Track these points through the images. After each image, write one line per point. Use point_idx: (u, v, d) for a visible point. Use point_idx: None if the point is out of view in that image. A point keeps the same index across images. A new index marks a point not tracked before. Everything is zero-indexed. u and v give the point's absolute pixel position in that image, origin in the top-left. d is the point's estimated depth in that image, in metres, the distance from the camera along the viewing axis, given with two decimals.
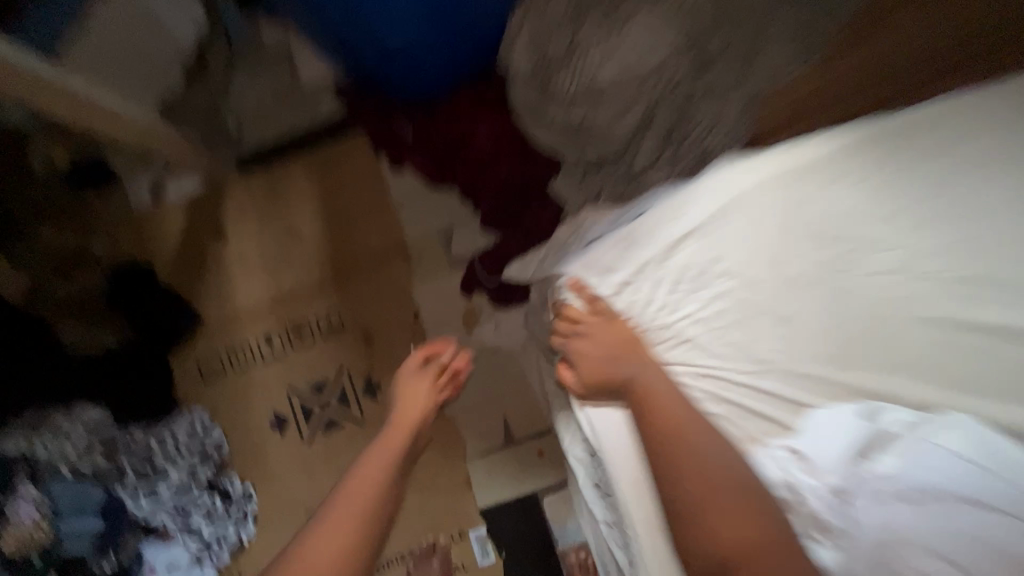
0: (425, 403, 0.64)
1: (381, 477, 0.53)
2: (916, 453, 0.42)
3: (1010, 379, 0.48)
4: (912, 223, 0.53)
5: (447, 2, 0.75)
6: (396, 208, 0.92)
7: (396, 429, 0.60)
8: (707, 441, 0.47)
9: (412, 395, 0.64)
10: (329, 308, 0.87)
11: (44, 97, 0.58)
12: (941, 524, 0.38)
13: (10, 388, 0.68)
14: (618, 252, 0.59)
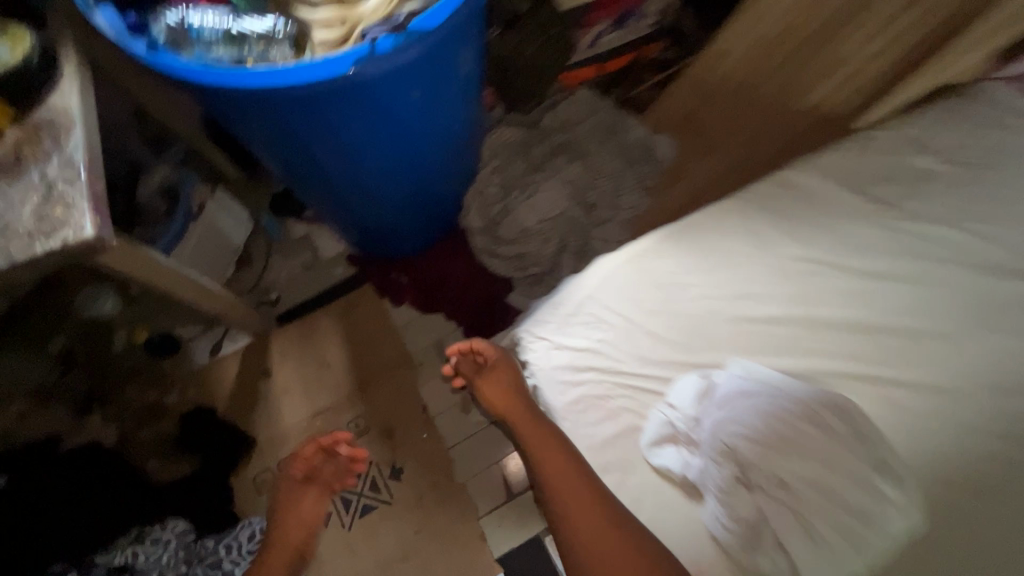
0: (315, 515, 0.82)
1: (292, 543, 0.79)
2: (727, 382, 0.66)
3: (799, 351, 0.70)
4: (734, 278, 0.74)
5: (425, 188, 0.97)
6: (399, 329, 1.12)
7: (279, 542, 0.79)
8: (578, 495, 0.63)
9: (303, 508, 0.82)
10: (355, 414, 1.06)
11: (174, 285, 0.84)
12: (751, 414, 0.64)
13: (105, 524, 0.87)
14: (541, 323, 0.74)
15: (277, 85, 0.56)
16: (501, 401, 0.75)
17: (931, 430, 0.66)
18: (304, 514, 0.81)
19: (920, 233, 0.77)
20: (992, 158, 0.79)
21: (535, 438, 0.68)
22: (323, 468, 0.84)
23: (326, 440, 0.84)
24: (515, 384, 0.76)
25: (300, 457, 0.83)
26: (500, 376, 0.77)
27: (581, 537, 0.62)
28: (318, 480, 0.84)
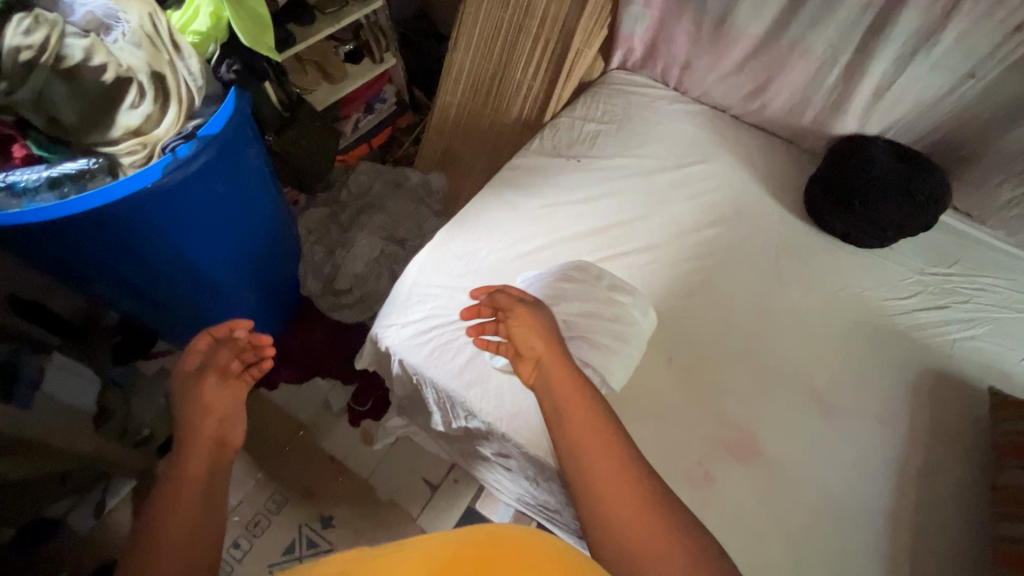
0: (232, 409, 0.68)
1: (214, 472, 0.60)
2: None
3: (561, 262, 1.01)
4: (504, 235, 1.04)
5: (263, 269, 1.13)
6: (282, 406, 1.21)
7: (196, 446, 0.62)
8: (608, 463, 0.61)
9: (210, 400, 0.67)
10: (268, 493, 1.11)
11: None
12: None
13: None
14: (386, 315, 0.95)
15: (100, 203, 0.72)
16: (536, 338, 0.74)
17: (654, 273, 1.00)
18: (210, 400, 0.67)
19: (604, 168, 1.16)
20: (623, 115, 1.25)
21: (581, 412, 0.66)
22: (216, 354, 0.71)
23: (222, 330, 0.73)
24: (544, 334, 0.75)
25: (193, 348, 0.70)
26: (528, 316, 0.76)
27: (608, 500, 0.59)
28: (213, 365, 0.70)
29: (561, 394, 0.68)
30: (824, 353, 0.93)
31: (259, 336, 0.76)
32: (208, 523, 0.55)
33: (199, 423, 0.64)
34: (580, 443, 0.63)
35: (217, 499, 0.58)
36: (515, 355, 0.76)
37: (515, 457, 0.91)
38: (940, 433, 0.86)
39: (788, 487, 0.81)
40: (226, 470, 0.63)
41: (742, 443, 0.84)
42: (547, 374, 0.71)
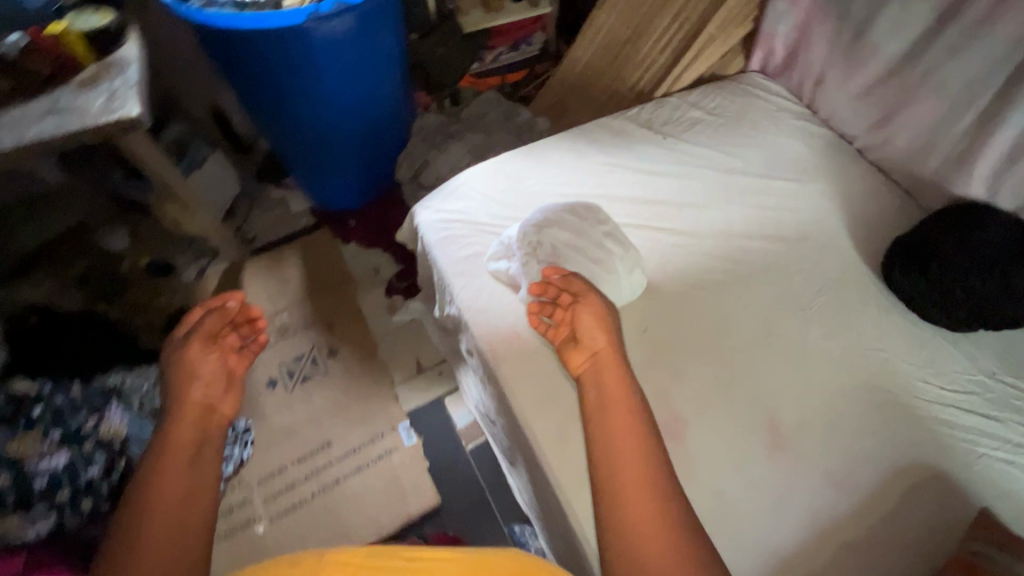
0: (224, 373, 0.82)
1: (190, 444, 0.71)
2: None
3: None
4: (557, 172, 1.10)
5: (370, 143, 1.37)
6: (344, 258, 1.46)
7: (184, 424, 0.73)
8: (635, 468, 0.64)
9: (198, 367, 0.80)
10: (305, 313, 1.36)
11: (165, 174, 1.20)
12: None
13: (89, 360, 1.13)
14: (426, 201, 1.08)
15: (261, 26, 1.00)
16: (600, 333, 0.79)
17: (677, 256, 0.99)
18: (197, 366, 0.80)
19: (686, 151, 1.15)
20: (736, 111, 1.20)
21: (619, 414, 0.70)
22: (204, 322, 0.84)
23: (215, 302, 0.87)
24: (606, 322, 0.81)
25: (187, 321, 0.84)
26: (592, 308, 0.81)
27: (627, 511, 0.61)
28: (201, 332, 0.83)
29: (609, 392, 0.73)
30: (812, 399, 0.85)
31: (249, 309, 0.89)
32: (190, 493, 0.66)
33: (188, 389, 0.77)
34: (612, 449, 0.66)
35: (201, 464, 0.70)
36: (572, 340, 0.81)
37: (474, 355, 0.99)
38: (893, 520, 0.76)
39: (694, 487, 0.78)
40: (214, 432, 0.75)
41: (670, 428, 0.81)
42: (599, 370, 0.77)
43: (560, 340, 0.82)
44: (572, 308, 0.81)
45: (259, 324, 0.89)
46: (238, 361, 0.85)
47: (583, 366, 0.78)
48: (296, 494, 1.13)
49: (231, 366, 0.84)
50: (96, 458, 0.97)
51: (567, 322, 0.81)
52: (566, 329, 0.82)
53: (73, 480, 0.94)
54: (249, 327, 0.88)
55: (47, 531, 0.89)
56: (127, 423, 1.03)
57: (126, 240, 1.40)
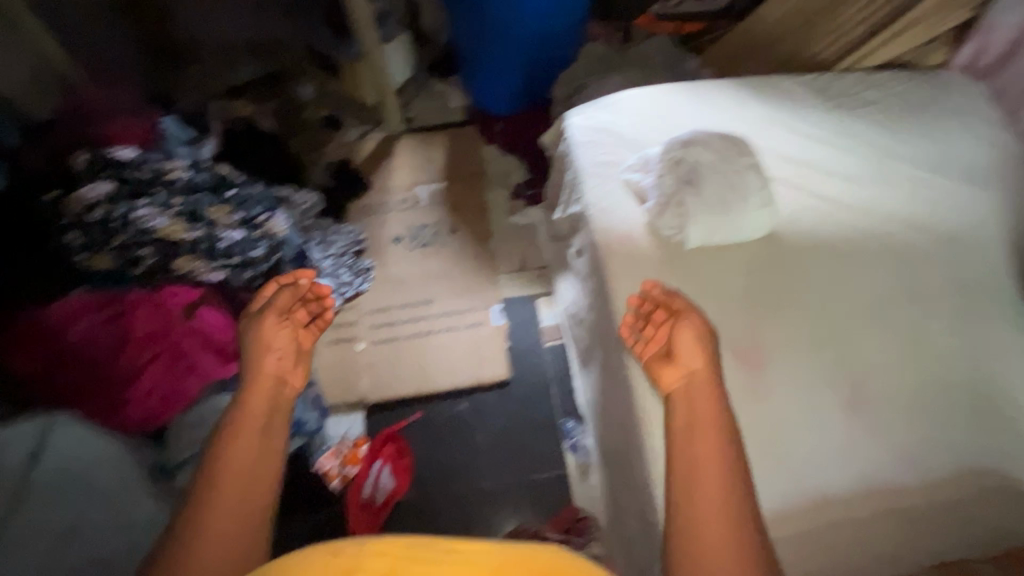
0: (291, 347, 0.78)
1: (260, 420, 0.69)
2: None
3: None
4: (712, 109, 1.11)
5: (538, 56, 1.45)
6: (483, 158, 1.59)
7: (254, 402, 0.70)
8: (710, 449, 0.62)
9: (272, 342, 0.76)
10: (438, 192, 1.52)
11: (365, 35, 1.37)
12: None
13: (270, 169, 1.36)
14: (579, 110, 1.14)
15: None
16: (699, 355, 0.72)
17: (811, 217, 0.98)
18: (270, 339, 0.76)
19: (853, 124, 1.10)
20: (921, 98, 1.13)
21: (705, 439, 0.63)
22: (278, 297, 0.80)
23: (288, 279, 0.83)
24: (702, 350, 0.72)
25: (260, 295, 0.80)
26: (690, 327, 0.74)
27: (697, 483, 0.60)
28: (274, 305, 0.79)
29: (698, 410, 0.66)
30: (906, 380, 0.84)
31: (319, 287, 0.85)
32: (259, 467, 0.66)
33: (262, 363, 0.74)
34: (688, 446, 0.63)
35: (269, 439, 0.69)
36: (665, 357, 0.74)
37: (584, 254, 1.06)
38: (937, 513, 0.77)
39: (758, 413, 0.81)
40: (283, 405, 0.73)
41: (752, 356, 0.85)
42: (690, 389, 0.70)
43: (650, 356, 0.77)
44: (669, 324, 0.76)
45: (326, 300, 0.85)
46: (307, 335, 0.81)
47: (675, 384, 0.71)
48: (393, 332, 1.30)
49: (302, 340, 0.80)
50: (263, 244, 1.17)
51: (662, 340, 0.76)
52: (660, 346, 0.77)
53: (242, 252, 1.14)
54: (318, 304, 0.84)
55: (215, 282, 1.11)
56: (286, 228, 1.22)
57: (313, 91, 1.61)
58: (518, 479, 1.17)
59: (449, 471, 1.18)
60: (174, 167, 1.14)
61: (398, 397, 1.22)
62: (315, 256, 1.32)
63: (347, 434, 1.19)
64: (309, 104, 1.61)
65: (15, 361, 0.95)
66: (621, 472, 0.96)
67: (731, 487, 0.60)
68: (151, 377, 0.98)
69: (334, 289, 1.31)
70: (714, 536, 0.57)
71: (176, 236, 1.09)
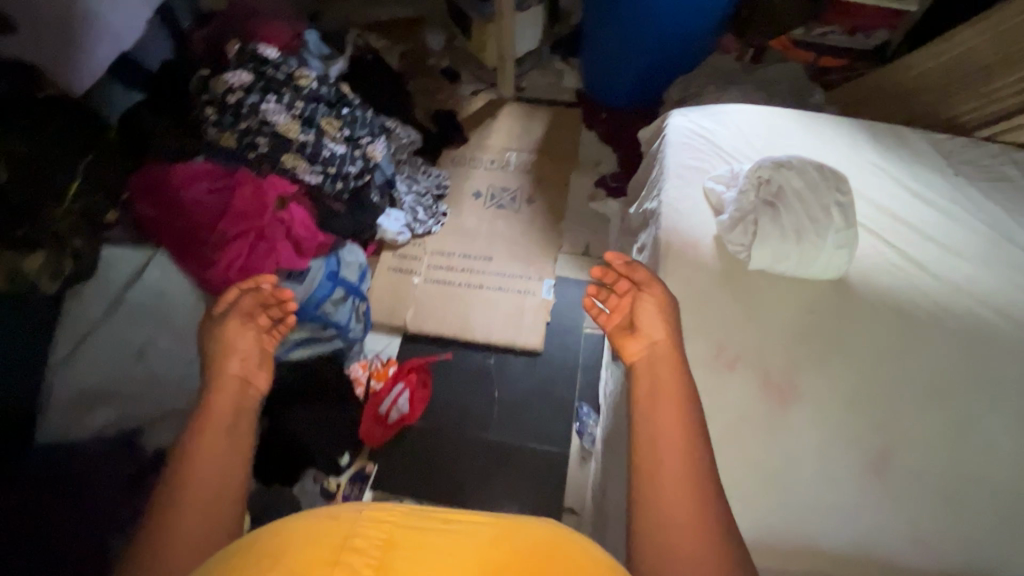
0: (255, 349, 0.73)
1: (226, 425, 0.61)
2: None
3: None
4: (821, 143, 1.07)
5: (660, 56, 1.45)
6: (580, 141, 1.62)
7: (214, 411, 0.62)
8: (673, 436, 0.62)
9: (235, 344, 0.71)
10: (527, 162, 1.56)
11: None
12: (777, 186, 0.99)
13: (383, 100, 1.47)
14: (683, 112, 1.14)
15: None
16: (660, 324, 0.74)
17: (891, 276, 0.93)
18: (232, 342, 0.72)
19: (972, 195, 1.02)
20: None
21: (669, 418, 0.63)
22: (238, 302, 0.76)
23: (249, 284, 0.79)
24: (664, 316, 0.75)
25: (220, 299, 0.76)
26: (651, 298, 0.76)
27: (660, 470, 0.60)
28: (235, 309, 0.75)
29: (658, 386, 0.67)
30: (940, 464, 0.80)
31: (282, 291, 0.81)
32: (222, 495, 0.56)
33: (223, 363, 0.69)
34: (653, 430, 0.63)
35: (239, 446, 0.61)
36: (627, 329, 0.75)
37: (646, 250, 1.07)
38: None
39: (769, 444, 0.80)
40: (250, 407, 0.67)
41: (781, 389, 0.83)
42: (654, 362, 0.70)
43: (612, 326, 0.77)
44: (631, 295, 0.78)
45: (290, 305, 0.81)
46: (270, 340, 0.77)
47: (637, 355, 0.72)
48: (448, 275, 1.36)
49: (266, 345, 0.75)
50: (359, 164, 1.29)
51: (624, 310, 0.78)
52: (623, 318, 0.78)
53: (340, 165, 1.25)
54: (280, 309, 0.80)
55: (311, 184, 1.24)
56: (382, 155, 1.33)
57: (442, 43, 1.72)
58: (519, 443, 1.20)
59: (460, 415, 1.23)
60: (305, 75, 1.24)
61: (435, 335, 1.29)
62: (399, 190, 1.42)
63: (380, 353, 1.28)
64: (435, 53, 1.71)
65: (136, 203, 1.09)
66: (619, 463, 0.97)
67: (693, 472, 0.60)
68: (238, 249, 1.09)
69: (407, 223, 1.40)
70: (674, 493, 0.58)
71: (291, 135, 1.21)
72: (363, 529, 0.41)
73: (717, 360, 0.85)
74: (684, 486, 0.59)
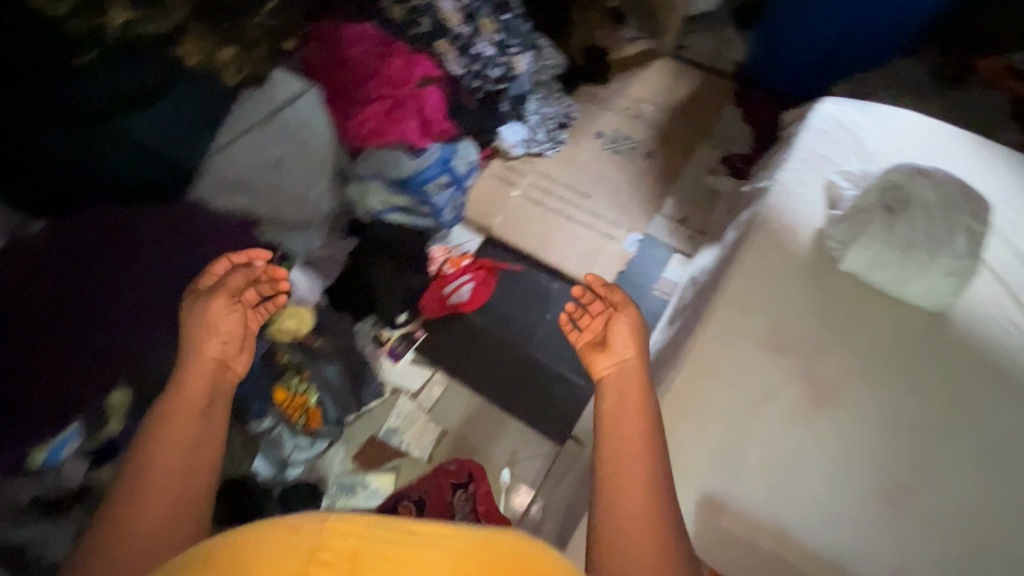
0: (235, 329, 0.64)
1: (190, 424, 0.54)
2: None
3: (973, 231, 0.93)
4: (984, 172, 0.96)
5: (837, 47, 1.34)
6: (720, 115, 1.56)
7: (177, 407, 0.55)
8: (634, 444, 0.58)
9: (217, 321, 0.63)
10: (659, 119, 1.54)
11: None
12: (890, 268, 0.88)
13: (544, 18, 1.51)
14: (836, 100, 1.06)
15: None
16: (633, 343, 0.68)
17: (1002, 328, 0.84)
18: (216, 320, 0.63)
19: None
20: None
21: (629, 424, 0.60)
22: (228, 277, 0.67)
23: (241, 259, 0.72)
24: (637, 332, 0.70)
25: (207, 272, 0.68)
26: (624, 316, 0.71)
27: (618, 480, 0.56)
28: (223, 286, 0.66)
29: (627, 398, 0.62)
30: (968, 525, 0.74)
31: (275, 268, 0.74)
32: (183, 495, 0.50)
33: (202, 342, 0.61)
34: (615, 443, 0.59)
35: (205, 435, 0.54)
36: (599, 345, 0.71)
37: (741, 224, 1.04)
38: None
39: (787, 434, 0.78)
40: (226, 395, 0.60)
41: (821, 389, 0.81)
42: (623, 377, 0.65)
43: (584, 343, 0.72)
44: (605, 314, 0.74)
45: (282, 284, 0.74)
46: (255, 320, 0.69)
47: (604, 371, 0.67)
48: (544, 198, 1.42)
49: (251, 324, 0.68)
50: (498, 71, 1.37)
51: (597, 330, 0.73)
52: (593, 336, 0.73)
53: (484, 66, 1.35)
54: (271, 287, 0.73)
55: (454, 74, 1.34)
56: (524, 69, 1.40)
57: None
58: (553, 366, 1.26)
59: (508, 323, 1.30)
60: None
61: (514, 246, 1.37)
62: (528, 107, 1.47)
63: (461, 244, 1.37)
64: None
65: (306, 44, 1.23)
66: None
67: (652, 473, 0.57)
68: (374, 110, 1.23)
69: (525, 139, 1.45)
70: (632, 504, 0.55)
71: (450, 23, 1.31)
72: (326, 537, 0.36)
73: (764, 340, 0.84)
74: (643, 495, 0.55)
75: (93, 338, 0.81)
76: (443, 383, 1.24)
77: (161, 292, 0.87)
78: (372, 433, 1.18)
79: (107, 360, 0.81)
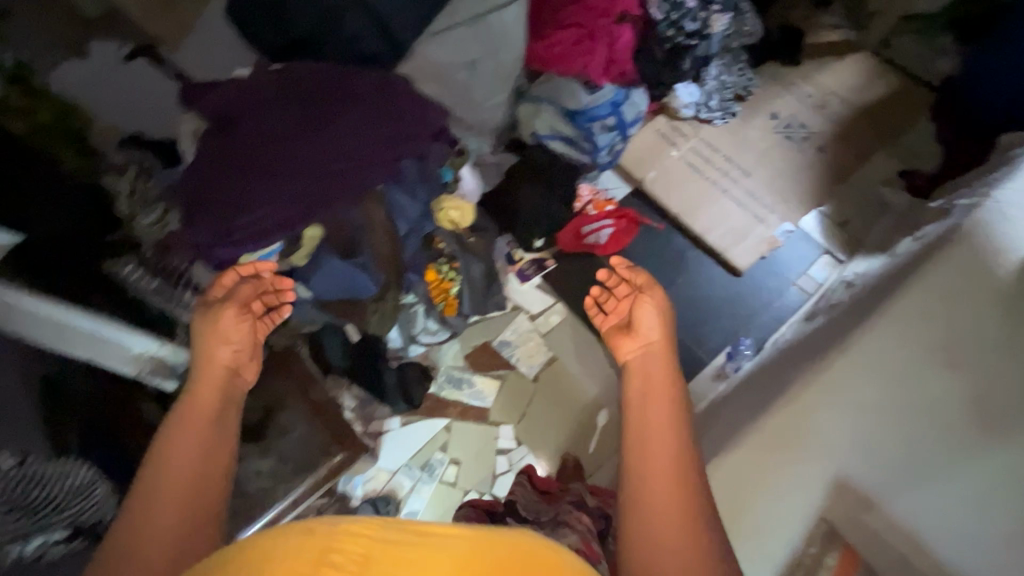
0: (243, 330, 0.76)
1: (199, 425, 0.62)
2: None
3: None
4: None
5: None
6: (911, 127, 1.45)
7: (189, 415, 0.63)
8: (661, 432, 0.64)
9: (229, 330, 0.74)
10: (842, 116, 1.45)
11: None
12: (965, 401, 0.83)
13: None
14: None
15: None
16: (657, 324, 0.78)
17: None
18: (226, 328, 0.74)
19: None
20: None
21: (659, 406, 0.66)
22: (238, 287, 0.80)
23: (249, 271, 0.84)
24: (664, 314, 0.80)
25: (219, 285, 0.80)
26: (649, 300, 0.81)
27: (642, 465, 0.61)
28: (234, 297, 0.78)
29: (652, 382, 0.70)
30: None
31: (283, 279, 0.86)
32: (194, 494, 0.57)
33: (214, 350, 0.72)
34: (639, 431, 0.64)
35: (218, 434, 0.63)
36: (625, 328, 0.82)
37: (930, 236, 0.97)
38: None
39: (936, 451, 0.75)
40: (235, 397, 0.70)
41: (990, 414, 0.77)
42: (647, 354, 0.75)
43: (611, 326, 0.84)
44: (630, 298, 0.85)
45: (287, 293, 0.85)
46: (263, 327, 0.81)
47: (631, 353, 0.77)
48: (702, 165, 1.39)
49: (259, 332, 0.79)
50: (694, 24, 1.32)
51: (623, 313, 0.85)
52: (619, 318, 0.85)
53: (682, 15, 1.31)
54: (277, 297, 0.84)
55: (651, 17, 1.31)
56: (719, 31, 1.34)
57: None
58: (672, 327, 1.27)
59: None
60: None
61: (662, 203, 1.36)
62: (709, 71, 1.41)
63: (608, 190, 1.38)
64: None
65: None
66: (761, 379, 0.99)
67: (684, 451, 0.62)
68: (567, 36, 1.23)
69: (698, 102, 1.40)
70: (658, 484, 0.59)
71: None
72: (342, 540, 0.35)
73: (938, 352, 0.80)
74: (669, 472, 0.60)
75: (303, 167, 0.88)
76: (561, 314, 1.27)
77: (338, 148, 0.89)
78: (487, 340, 1.24)
79: (301, 192, 0.87)
